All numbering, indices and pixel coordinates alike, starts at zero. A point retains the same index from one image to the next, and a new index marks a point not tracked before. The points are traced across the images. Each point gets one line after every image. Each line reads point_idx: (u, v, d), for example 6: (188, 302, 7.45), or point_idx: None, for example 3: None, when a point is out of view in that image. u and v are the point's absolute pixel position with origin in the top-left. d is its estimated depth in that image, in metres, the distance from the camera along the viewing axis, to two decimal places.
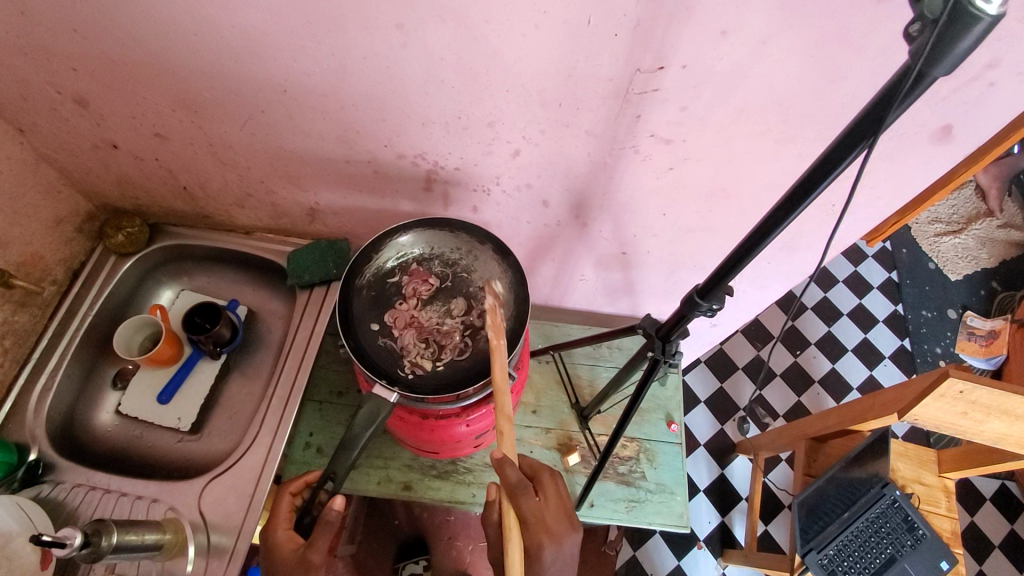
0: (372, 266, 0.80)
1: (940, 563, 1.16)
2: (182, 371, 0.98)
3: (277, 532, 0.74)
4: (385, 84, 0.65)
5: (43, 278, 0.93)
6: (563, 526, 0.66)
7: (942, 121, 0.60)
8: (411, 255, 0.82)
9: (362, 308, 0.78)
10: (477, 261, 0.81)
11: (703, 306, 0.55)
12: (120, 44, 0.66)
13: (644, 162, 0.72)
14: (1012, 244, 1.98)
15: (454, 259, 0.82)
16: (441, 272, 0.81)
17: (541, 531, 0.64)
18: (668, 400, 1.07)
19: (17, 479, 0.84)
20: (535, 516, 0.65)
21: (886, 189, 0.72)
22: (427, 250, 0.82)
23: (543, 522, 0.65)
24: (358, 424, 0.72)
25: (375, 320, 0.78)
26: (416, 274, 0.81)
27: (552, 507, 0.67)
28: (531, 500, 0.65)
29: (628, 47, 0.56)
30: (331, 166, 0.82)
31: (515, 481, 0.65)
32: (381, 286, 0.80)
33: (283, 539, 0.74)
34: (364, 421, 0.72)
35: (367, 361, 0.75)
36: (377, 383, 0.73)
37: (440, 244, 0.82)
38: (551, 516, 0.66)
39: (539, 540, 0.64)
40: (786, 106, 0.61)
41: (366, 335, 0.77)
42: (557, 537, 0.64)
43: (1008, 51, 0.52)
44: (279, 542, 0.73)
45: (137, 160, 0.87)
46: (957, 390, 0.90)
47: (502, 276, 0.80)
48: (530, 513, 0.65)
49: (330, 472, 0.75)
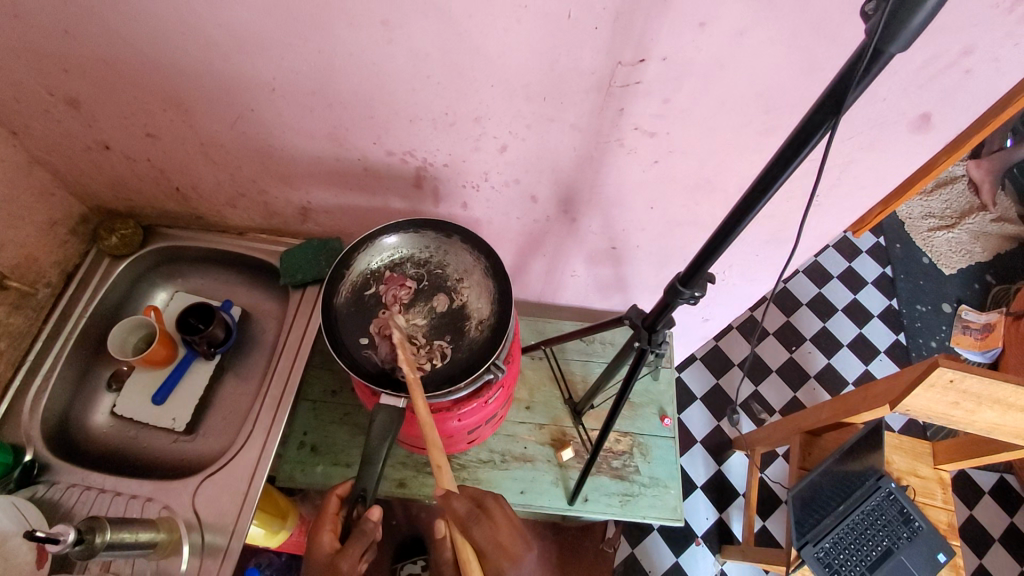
0: (347, 282, 0.81)
1: (936, 555, 1.17)
2: (176, 372, 0.98)
3: (321, 533, 0.73)
4: (371, 81, 0.66)
5: (38, 280, 0.94)
6: (518, 545, 0.68)
7: (920, 109, 0.61)
8: (382, 263, 0.82)
9: (346, 324, 0.78)
10: (448, 255, 0.83)
11: (685, 294, 0.56)
12: (109, 45, 0.67)
13: (630, 156, 0.73)
14: (1006, 238, 1.99)
15: (425, 258, 0.83)
16: (416, 272, 0.83)
17: (500, 556, 0.67)
18: (661, 394, 1.07)
19: (14, 479, 0.85)
20: (489, 543, 0.67)
21: (870, 178, 0.72)
22: (397, 255, 0.83)
23: (498, 544, 0.67)
24: (375, 437, 0.69)
25: (362, 333, 0.78)
26: (392, 281, 0.81)
27: (505, 529, 0.69)
28: (484, 526, 0.68)
29: (608, 40, 0.57)
30: (321, 164, 0.82)
31: (462, 510, 0.69)
32: (359, 300, 0.80)
33: (325, 543, 0.72)
34: (381, 434, 0.69)
35: (365, 374, 0.75)
36: (383, 393, 0.72)
37: (409, 247, 0.83)
38: (504, 536, 0.68)
39: (499, 563, 0.67)
40: (767, 97, 0.62)
41: (356, 350, 0.77)
42: (513, 555, 0.67)
43: (982, 38, 0.53)
44: (321, 545, 0.72)
45: (129, 162, 0.88)
46: (948, 379, 0.91)
47: (476, 264, 0.82)
48: (484, 540, 0.67)
49: (360, 489, 0.72)
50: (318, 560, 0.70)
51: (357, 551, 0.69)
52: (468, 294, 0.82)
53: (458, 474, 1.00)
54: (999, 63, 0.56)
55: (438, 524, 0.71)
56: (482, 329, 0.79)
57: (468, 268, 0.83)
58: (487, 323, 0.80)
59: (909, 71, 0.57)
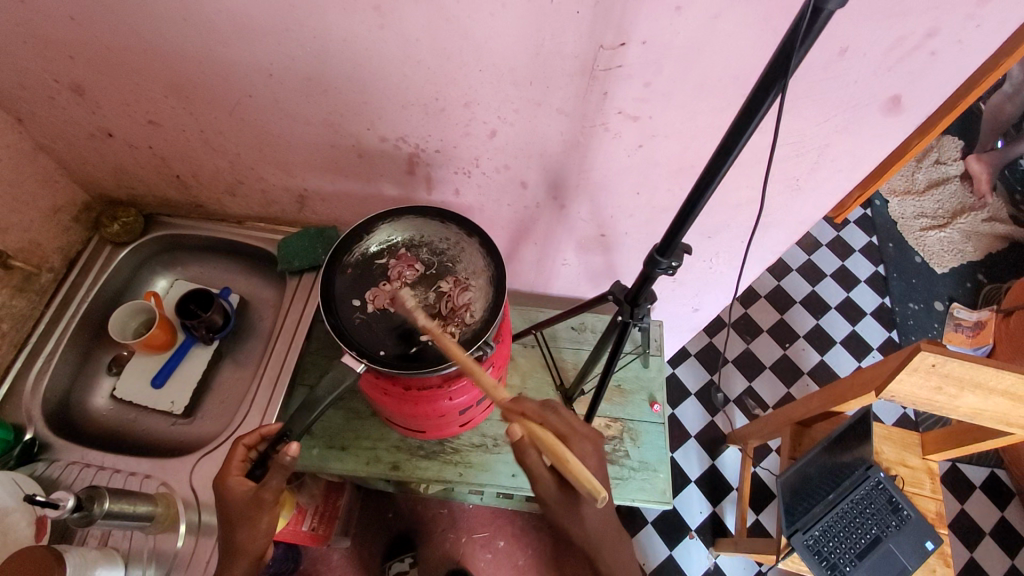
0: (362, 245, 0.84)
1: (924, 543, 1.18)
2: (176, 357, 1.01)
3: (231, 478, 0.75)
4: (364, 66, 0.69)
5: (41, 264, 0.97)
6: None
7: (890, 92, 0.64)
8: (400, 241, 0.85)
9: (344, 284, 0.81)
10: (462, 254, 0.85)
11: (662, 263, 0.59)
12: (113, 31, 0.69)
13: (615, 140, 0.75)
14: (998, 237, 2.01)
15: (441, 249, 0.85)
16: (428, 259, 0.85)
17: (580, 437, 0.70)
18: (652, 381, 1.09)
19: (14, 456, 0.87)
20: (566, 426, 0.70)
21: (846, 163, 0.75)
22: (417, 238, 0.86)
23: (572, 426, 0.71)
24: (322, 390, 0.75)
25: (357, 297, 0.80)
26: (403, 259, 0.84)
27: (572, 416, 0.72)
28: (555, 416, 0.71)
29: (590, 24, 0.60)
30: (317, 151, 0.85)
31: (533, 407, 0.70)
32: (367, 267, 0.83)
33: (237, 485, 0.75)
34: (328, 387, 0.75)
35: (343, 332, 0.76)
36: (347, 352, 0.75)
37: (430, 233, 0.86)
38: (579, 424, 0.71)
39: (585, 447, 0.69)
40: (744, 80, 0.65)
41: (345, 309, 0.79)
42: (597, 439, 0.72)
43: (944, 20, 0.56)
44: (233, 488, 0.75)
45: (132, 149, 0.91)
46: (930, 363, 0.93)
47: (485, 270, 0.83)
48: (563, 426, 0.70)
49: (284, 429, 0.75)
50: (236, 498, 0.74)
51: (278, 481, 0.75)
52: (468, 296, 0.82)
53: (451, 458, 1.01)
54: (963, 45, 0.58)
55: (514, 426, 0.67)
56: (467, 329, 0.79)
57: (478, 272, 0.83)
58: (474, 325, 0.79)
59: (877, 52, 0.59)
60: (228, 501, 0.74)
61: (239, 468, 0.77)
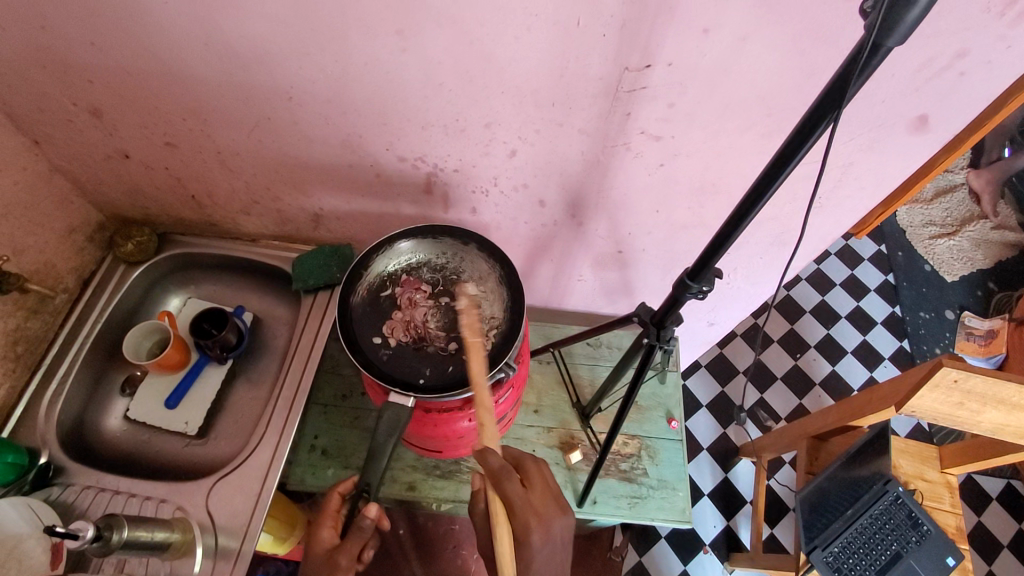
0: (363, 283, 0.82)
1: (946, 559, 1.16)
2: (189, 377, 1.00)
3: (321, 529, 0.79)
4: (386, 88, 0.68)
5: (56, 285, 0.96)
6: (552, 511, 0.69)
7: (917, 112, 0.64)
8: (397, 268, 0.84)
9: (360, 325, 0.80)
10: (464, 262, 0.85)
11: (693, 288, 0.60)
12: (133, 55, 0.69)
13: (636, 159, 0.75)
14: (1007, 244, 2.00)
15: (442, 264, 0.85)
16: (431, 277, 0.84)
17: (529, 516, 0.68)
18: (669, 398, 1.09)
19: (28, 481, 0.86)
20: (522, 501, 0.68)
21: (869, 179, 0.75)
22: (414, 259, 0.85)
23: (531, 506, 0.68)
24: (382, 432, 0.74)
25: (374, 334, 0.80)
26: (408, 284, 0.83)
27: (538, 492, 0.71)
28: (518, 487, 0.68)
29: (615, 47, 0.59)
30: (335, 171, 0.85)
31: (497, 468, 0.68)
32: (376, 301, 0.82)
33: (325, 537, 0.79)
34: (388, 426, 0.74)
35: (379, 373, 0.76)
36: (393, 391, 0.74)
37: (426, 252, 0.85)
38: (536, 500, 0.69)
39: (526, 524, 0.67)
40: (769, 101, 0.64)
41: (370, 349, 0.78)
42: (543, 520, 0.68)
43: (974, 41, 0.55)
44: (321, 540, 0.79)
45: (147, 170, 0.90)
46: (952, 379, 0.91)
47: (491, 272, 0.84)
48: (516, 498, 0.68)
49: (364, 485, 0.79)
50: (319, 552, 0.77)
51: (355, 544, 0.75)
52: (483, 301, 0.83)
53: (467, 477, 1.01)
54: (992, 65, 0.58)
55: (475, 477, 0.74)
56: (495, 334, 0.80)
57: (485, 275, 0.84)
58: (500, 328, 0.80)
59: (906, 73, 0.59)
60: (312, 552, 0.78)
61: (332, 522, 0.80)
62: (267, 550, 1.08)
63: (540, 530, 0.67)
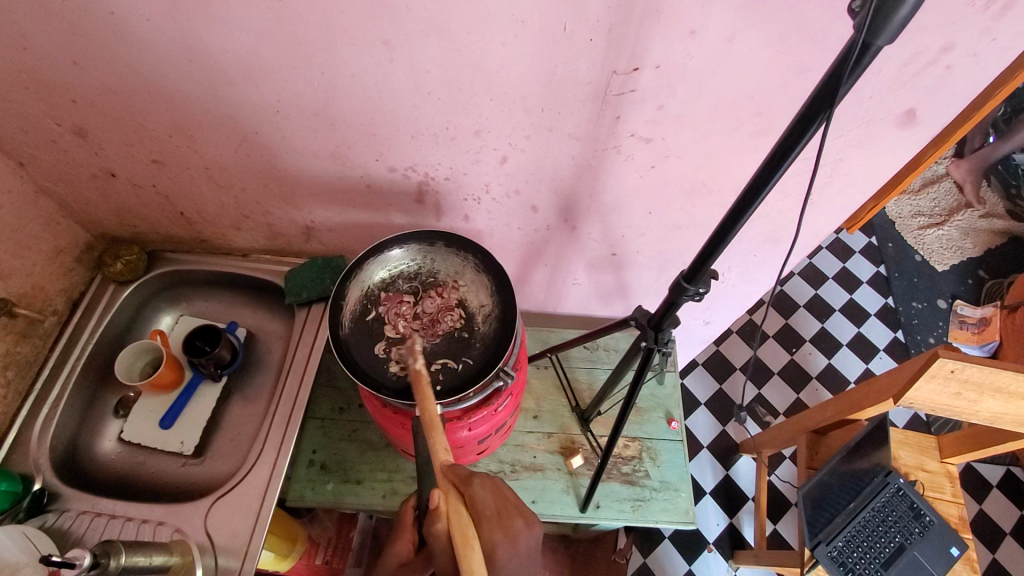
0: (346, 312, 0.80)
1: (950, 550, 1.17)
2: (183, 396, 0.99)
3: (396, 542, 0.72)
4: (374, 99, 0.68)
5: (44, 308, 0.95)
6: (517, 521, 0.61)
7: (905, 106, 0.64)
8: (373, 286, 0.83)
9: (360, 354, 0.78)
10: (435, 262, 0.84)
11: (690, 290, 0.60)
12: (118, 75, 0.69)
13: (627, 162, 0.74)
14: (996, 233, 2.02)
15: (414, 271, 0.85)
16: (410, 287, 0.84)
17: (496, 530, 0.60)
18: (667, 398, 1.08)
19: (22, 509, 0.84)
20: (490, 512, 0.60)
21: (859, 175, 0.75)
22: (389, 273, 0.84)
23: (498, 517, 0.60)
24: (425, 449, 0.70)
25: (372, 360, 0.78)
26: (390, 300, 0.83)
27: (502, 499, 0.62)
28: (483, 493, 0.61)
29: (603, 51, 0.59)
30: (325, 184, 0.84)
31: (463, 474, 0.62)
32: (363, 327, 0.81)
33: (399, 552, 0.71)
34: (426, 441, 0.70)
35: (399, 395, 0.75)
36: (415, 407, 0.73)
37: (399, 262, 0.84)
38: (503, 513, 0.61)
39: (495, 539, 0.59)
40: (758, 99, 0.64)
41: (379, 375, 0.77)
42: (513, 533, 0.60)
43: (960, 34, 0.56)
44: (397, 553, 0.71)
45: (135, 188, 0.89)
46: (949, 369, 0.92)
47: (466, 264, 0.84)
48: (484, 508, 0.60)
49: (424, 503, 0.71)
50: (390, 569, 0.70)
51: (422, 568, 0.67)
52: (467, 292, 0.83)
53: None
54: (978, 58, 0.58)
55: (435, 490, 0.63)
56: (490, 319, 0.81)
57: (460, 268, 0.84)
58: (493, 312, 0.81)
59: (893, 68, 0.59)
60: (383, 566, 0.71)
61: (410, 534, 0.72)
62: (267, 569, 1.07)
63: (509, 545, 0.60)
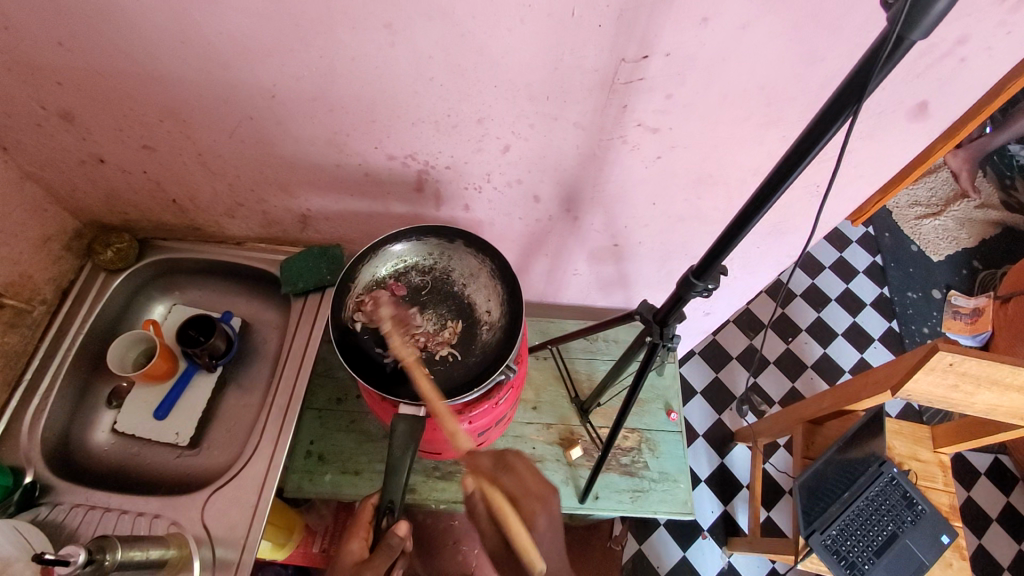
0: (352, 296, 0.80)
1: (940, 537, 1.19)
2: (177, 387, 0.98)
3: (352, 541, 0.71)
4: (375, 85, 0.66)
5: (33, 297, 0.93)
6: (546, 489, 0.73)
7: (918, 98, 0.63)
8: (384, 274, 0.82)
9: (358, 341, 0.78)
10: (452, 260, 0.84)
11: (698, 286, 0.59)
12: (104, 56, 0.66)
13: (633, 152, 0.73)
14: (990, 223, 2.02)
15: (429, 265, 0.84)
16: (420, 280, 0.83)
17: (533, 502, 0.71)
18: (667, 389, 1.08)
19: (14, 502, 0.84)
20: (520, 490, 0.72)
21: (867, 167, 0.74)
22: (401, 264, 0.83)
23: (527, 491, 0.72)
24: (398, 446, 0.69)
25: (371, 351, 0.77)
26: (396, 290, 0.81)
27: (530, 476, 0.73)
28: (510, 477, 0.73)
29: (613, 38, 0.57)
30: (323, 171, 0.82)
31: (488, 466, 0.74)
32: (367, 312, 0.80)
33: (355, 550, 0.70)
34: (405, 440, 0.69)
35: (393, 387, 0.75)
36: (402, 402, 0.72)
37: (412, 255, 0.83)
38: (532, 484, 0.72)
39: (533, 508, 0.71)
40: (768, 90, 0.63)
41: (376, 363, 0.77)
42: (543, 498, 0.72)
43: (975, 28, 0.54)
44: (351, 553, 0.70)
45: (125, 173, 0.87)
46: (948, 363, 0.92)
47: (481, 265, 0.83)
48: (516, 489, 0.72)
49: (388, 501, 0.70)
50: (346, 568, 0.69)
51: (383, 564, 0.65)
52: (475, 297, 0.83)
53: None
54: (992, 52, 0.57)
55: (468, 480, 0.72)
56: (494, 329, 0.81)
57: (475, 270, 0.83)
58: (499, 322, 0.80)
59: (908, 61, 0.57)
60: (340, 565, 0.70)
61: (365, 532, 0.72)
62: (265, 557, 1.07)
63: (545, 511, 0.71)
